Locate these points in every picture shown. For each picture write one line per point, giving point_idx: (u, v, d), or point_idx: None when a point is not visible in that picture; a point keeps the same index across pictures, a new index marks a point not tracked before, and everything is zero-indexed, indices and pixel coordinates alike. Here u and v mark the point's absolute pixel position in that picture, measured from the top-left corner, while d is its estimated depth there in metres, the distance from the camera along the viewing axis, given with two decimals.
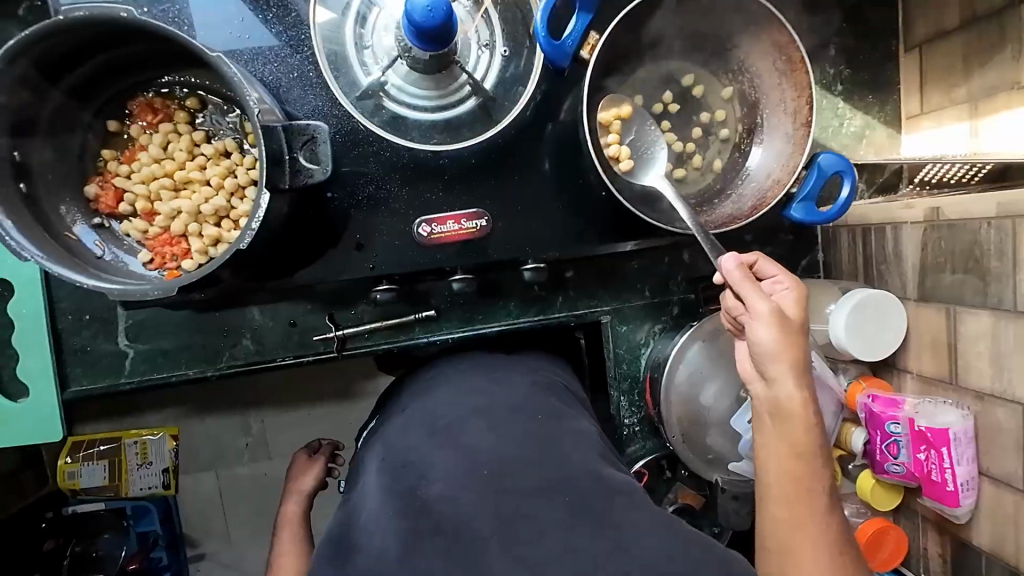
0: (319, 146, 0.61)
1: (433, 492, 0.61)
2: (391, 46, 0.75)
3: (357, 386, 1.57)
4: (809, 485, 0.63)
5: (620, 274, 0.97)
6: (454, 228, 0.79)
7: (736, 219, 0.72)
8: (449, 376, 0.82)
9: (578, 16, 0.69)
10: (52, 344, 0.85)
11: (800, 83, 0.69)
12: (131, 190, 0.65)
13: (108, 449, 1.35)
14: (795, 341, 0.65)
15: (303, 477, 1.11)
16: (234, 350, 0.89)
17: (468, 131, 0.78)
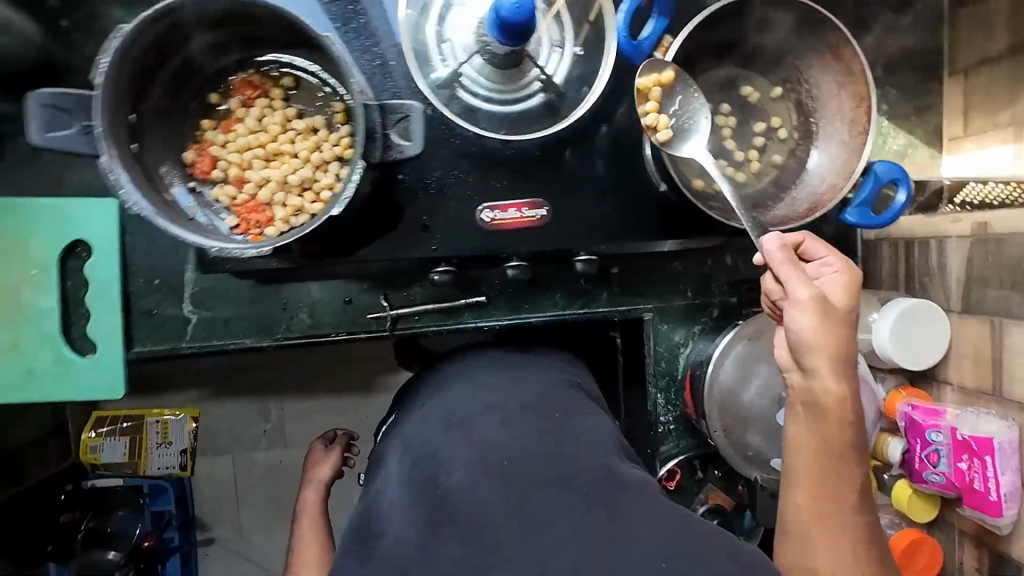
0: (411, 124, 0.64)
1: (452, 482, 0.67)
2: (468, 42, 0.79)
3: (377, 380, 1.62)
4: (836, 483, 0.65)
5: (663, 273, 0.99)
6: (515, 215, 0.83)
7: (791, 219, 0.75)
8: (464, 374, 0.87)
9: (654, 19, 0.77)
10: (123, 304, 0.89)
11: (858, 94, 0.73)
12: (226, 158, 0.69)
13: (130, 426, 1.50)
14: (836, 332, 0.65)
15: (320, 467, 1.16)
16: (291, 323, 0.93)
17: (536, 124, 0.82)
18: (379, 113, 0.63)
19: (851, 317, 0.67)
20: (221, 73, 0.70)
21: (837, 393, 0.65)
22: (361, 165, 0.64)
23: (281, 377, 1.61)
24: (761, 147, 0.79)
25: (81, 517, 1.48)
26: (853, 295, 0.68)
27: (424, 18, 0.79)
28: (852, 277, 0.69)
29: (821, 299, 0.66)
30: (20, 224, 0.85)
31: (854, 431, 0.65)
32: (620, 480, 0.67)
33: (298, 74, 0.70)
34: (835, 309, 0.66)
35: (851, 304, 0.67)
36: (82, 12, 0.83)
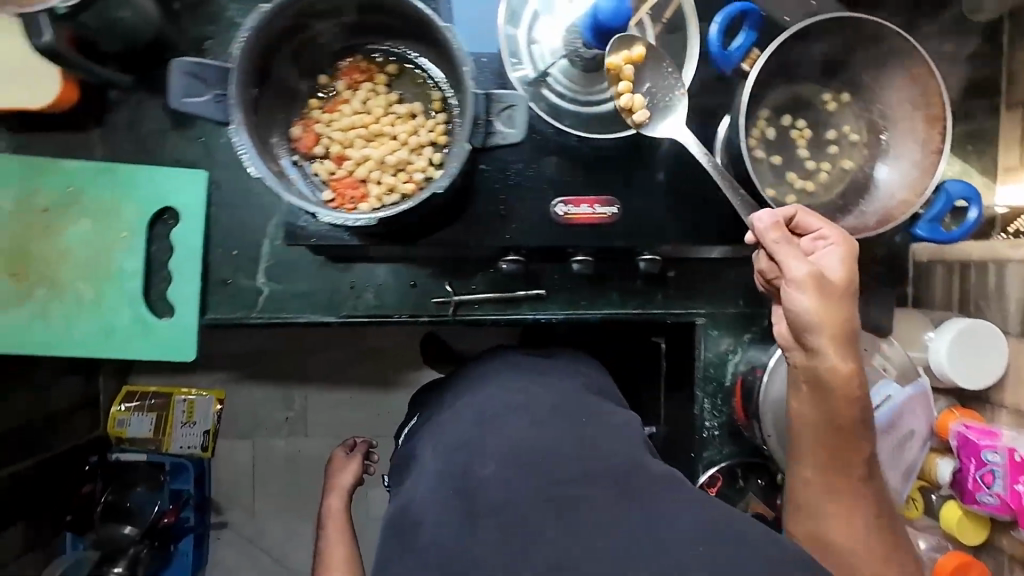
0: (515, 113, 0.68)
1: (486, 474, 0.70)
2: (556, 46, 0.84)
3: (401, 376, 1.67)
4: (843, 453, 0.71)
5: (718, 280, 1.01)
6: (587, 211, 0.86)
7: (860, 230, 0.77)
8: (493, 376, 0.89)
9: (743, 33, 0.80)
10: (202, 271, 0.93)
11: (935, 114, 0.76)
12: (330, 135, 0.73)
13: (156, 403, 1.60)
14: (837, 310, 0.69)
15: (343, 474, 1.20)
16: (356, 302, 0.96)
17: (615, 125, 0.86)
18: (486, 102, 0.67)
19: (849, 291, 0.70)
20: (331, 57, 0.74)
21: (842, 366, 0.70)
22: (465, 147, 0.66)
23: (308, 367, 1.66)
24: (831, 160, 0.82)
25: (100, 491, 1.48)
26: (851, 267, 0.71)
27: (518, 19, 0.84)
28: (848, 249, 0.71)
29: (821, 277, 0.69)
30: (121, 188, 0.90)
31: (861, 404, 0.70)
32: (652, 475, 0.69)
33: (402, 63, 0.75)
34: (834, 286, 0.69)
35: (850, 278, 0.70)
36: None
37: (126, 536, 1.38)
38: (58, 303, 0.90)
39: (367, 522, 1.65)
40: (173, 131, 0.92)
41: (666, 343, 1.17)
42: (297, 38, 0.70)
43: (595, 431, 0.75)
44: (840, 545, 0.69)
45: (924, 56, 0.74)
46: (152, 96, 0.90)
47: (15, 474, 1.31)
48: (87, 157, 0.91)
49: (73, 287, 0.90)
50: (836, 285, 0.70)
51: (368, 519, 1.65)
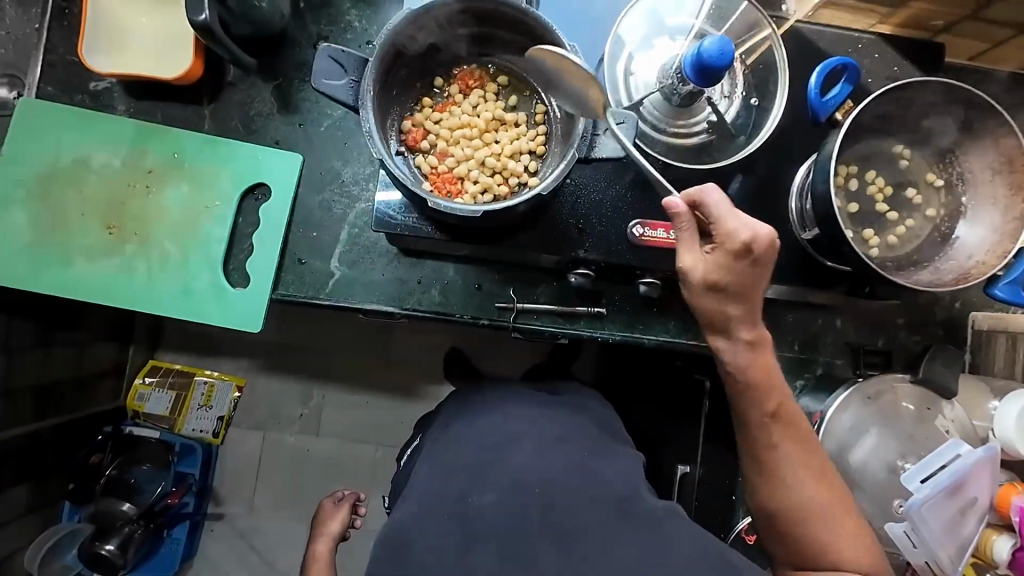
0: (622, 129, 0.72)
1: (485, 501, 0.74)
2: (650, 81, 0.90)
3: (420, 388, 1.67)
4: (753, 435, 0.77)
5: (774, 323, 1.02)
6: (663, 236, 0.88)
7: (936, 286, 0.79)
8: (491, 408, 0.90)
9: (840, 86, 0.86)
10: (281, 249, 0.97)
11: (1018, 183, 0.78)
12: (438, 132, 0.78)
13: (179, 382, 1.62)
14: (706, 299, 0.74)
15: (332, 522, 1.28)
16: (422, 297, 0.99)
17: (696, 157, 0.90)
18: (596, 118, 0.71)
19: (719, 286, 0.73)
20: (450, 61, 0.79)
21: (738, 356, 0.76)
22: (571, 156, 0.71)
23: (331, 366, 1.67)
24: (908, 216, 0.85)
25: (108, 462, 1.48)
26: (730, 264, 0.72)
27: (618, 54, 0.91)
28: (728, 246, 0.71)
29: (689, 273, 0.73)
30: (223, 161, 0.96)
31: (752, 389, 0.76)
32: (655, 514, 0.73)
33: (513, 75, 0.80)
34: (695, 280, 0.73)
35: (721, 274, 0.72)
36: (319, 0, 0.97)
37: (124, 514, 1.42)
38: (143, 259, 0.94)
39: (363, 534, 1.61)
40: (277, 115, 0.98)
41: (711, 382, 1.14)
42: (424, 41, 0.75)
43: (598, 466, 0.79)
44: (810, 541, 0.74)
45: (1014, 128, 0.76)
46: (266, 80, 0.97)
47: (36, 433, 1.32)
48: (192, 129, 0.97)
49: (158, 246, 0.94)
50: (705, 282, 0.73)
51: (364, 531, 1.61)
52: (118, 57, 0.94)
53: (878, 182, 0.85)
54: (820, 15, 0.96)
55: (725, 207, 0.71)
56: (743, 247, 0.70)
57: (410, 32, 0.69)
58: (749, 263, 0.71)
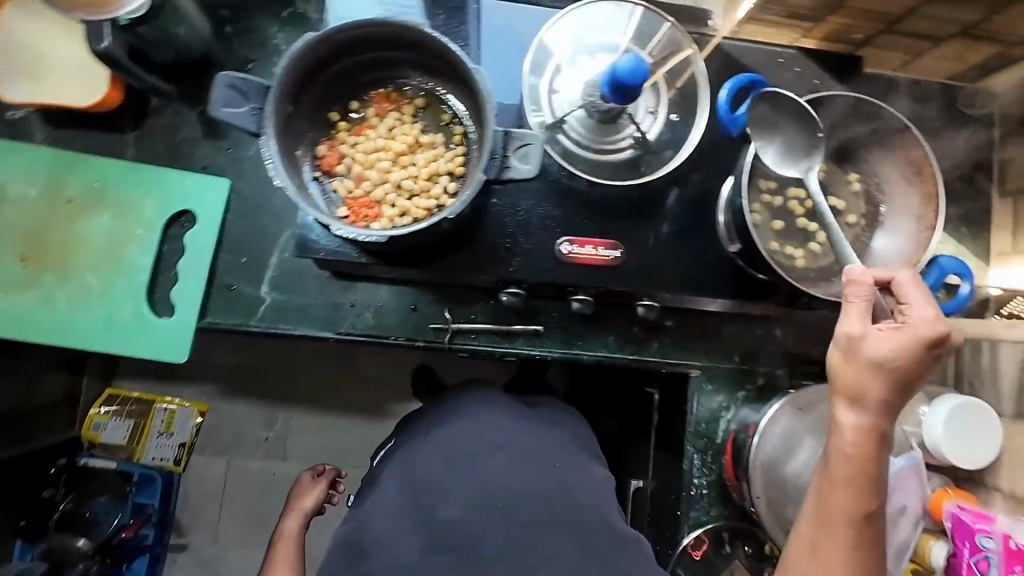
0: (531, 150, 0.70)
1: (449, 516, 0.77)
2: (574, 97, 0.90)
3: (388, 407, 1.64)
4: (838, 527, 0.70)
5: (714, 335, 1.03)
6: (591, 252, 0.88)
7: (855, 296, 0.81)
8: (462, 411, 0.90)
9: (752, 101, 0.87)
10: (208, 275, 0.95)
11: (928, 193, 0.81)
12: (354, 157, 0.77)
13: (138, 410, 1.56)
14: (862, 373, 0.70)
15: (306, 498, 1.24)
16: (356, 320, 0.97)
17: (623, 173, 0.90)
18: (504, 138, 0.70)
19: (886, 366, 0.69)
20: (362, 85, 0.78)
21: (855, 435, 0.70)
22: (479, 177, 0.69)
23: (295, 388, 1.63)
24: (828, 226, 0.86)
25: (62, 496, 1.41)
26: (909, 352, 0.69)
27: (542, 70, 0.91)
28: (915, 335, 0.69)
29: (856, 339, 0.70)
30: (147, 187, 0.94)
31: (864, 475, 0.70)
32: (611, 533, 0.80)
33: (428, 97, 0.79)
34: (863, 350, 0.70)
35: (896, 353, 0.69)
36: (246, 24, 0.97)
37: (78, 550, 1.34)
38: (64, 291, 0.91)
39: None
40: (204, 140, 0.97)
41: (660, 394, 1.13)
42: (331, 68, 0.75)
43: (566, 478, 0.83)
44: None
45: (918, 140, 0.79)
46: (189, 105, 0.96)
47: None
48: (116, 157, 0.95)
49: (79, 277, 0.92)
50: (875, 358, 0.69)
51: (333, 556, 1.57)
52: (33, 83, 0.92)
53: (797, 195, 0.87)
54: (743, 31, 0.99)
55: (922, 297, 0.70)
56: (932, 339, 0.68)
57: (309, 61, 0.69)
58: (925, 354, 0.69)
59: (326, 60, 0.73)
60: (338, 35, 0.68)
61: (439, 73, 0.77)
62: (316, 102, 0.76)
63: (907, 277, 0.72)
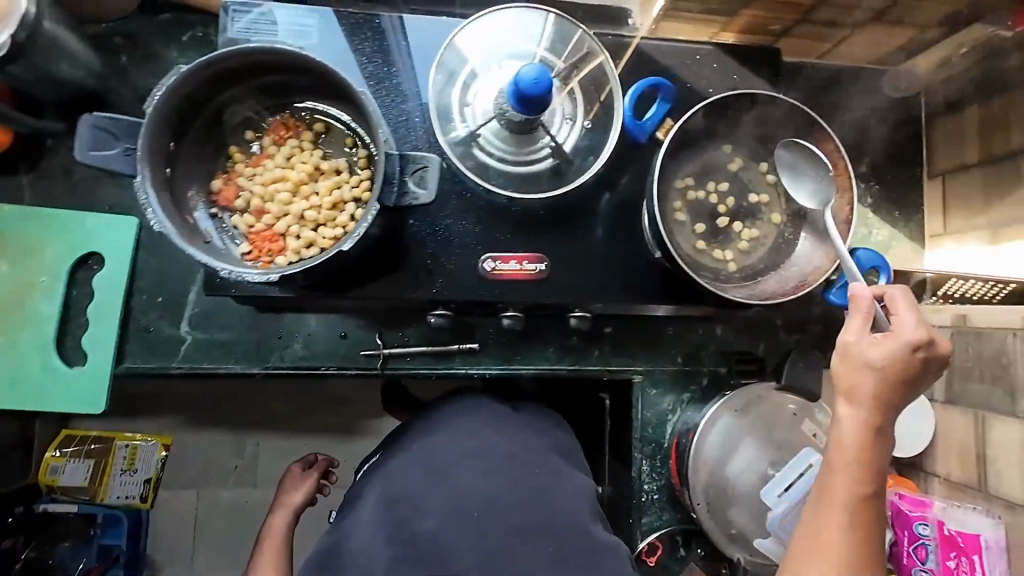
0: (427, 175, 0.68)
1: (425, 528, 0.72)
2: (488, 109, 0.88)
3: (362, 423, 1.56)
4: (840, 513, 0.66)
5: (656, 338, 1.01)
6: (516, 267, 0.86)
7: (779, 295, 0.81)
8: (445, 423, 0.88)
9: (657, 104, 0.89)
10: (122, 319, 0.90)
11: (842, 185, 0.82)
12: (251, 189, 0.73)
13: (99, 448, 1.43)
14: (857, 373, 0.69)
15: (294, 493, 1.20)
16: (284, 352, 0.94)
17: (543, 184, 0.88)
18: (400, 161, 0.68)
19: (880, 369, 0.68)
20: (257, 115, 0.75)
21: (854, 426, 0.68)
22: (375, 207, 0.67)
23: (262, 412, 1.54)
24: (750, 225, 0.86)
25: (22, 545, 1.35)
26: (901, 358, 0.68)
27: (451, 86, 0.89)
28: (907, 341, 0.68)
29: (851, 346, 0.70)
30: (49, 229, 0.89)
31: (861, 465, 0.67)
32: (591, 538, 0.76)
33: (329, 122, 0.76)
34: (856, 354, 0.69)
35: (887, 358, 0.68)
36: (144, 52, 0.92)
37: None
38: None
39: None
40: (109, 177, 0.92)
41: (610, 400, 1.11)
42: (219, 97, 0.72)
43: (548, 487, 0.79)
44: None
45: (828, 133, 0.81)
46: None
47: None
48: (16, 201, 0.91)
49: None
50: (869, 360, 0.68)
51: None
52: None
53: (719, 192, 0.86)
54: (662, 29, 0.96)
55: (909, 307, 0.70)
56: (918, 344, 0.68)
57: (188, 91, 0.66)
58: (915, 358, 0.68)
59: (211, 90, 0.70)
60: (217, 61, 0.66)
61: (333, 96, 0.74)
62: (209, 135, 0.73)
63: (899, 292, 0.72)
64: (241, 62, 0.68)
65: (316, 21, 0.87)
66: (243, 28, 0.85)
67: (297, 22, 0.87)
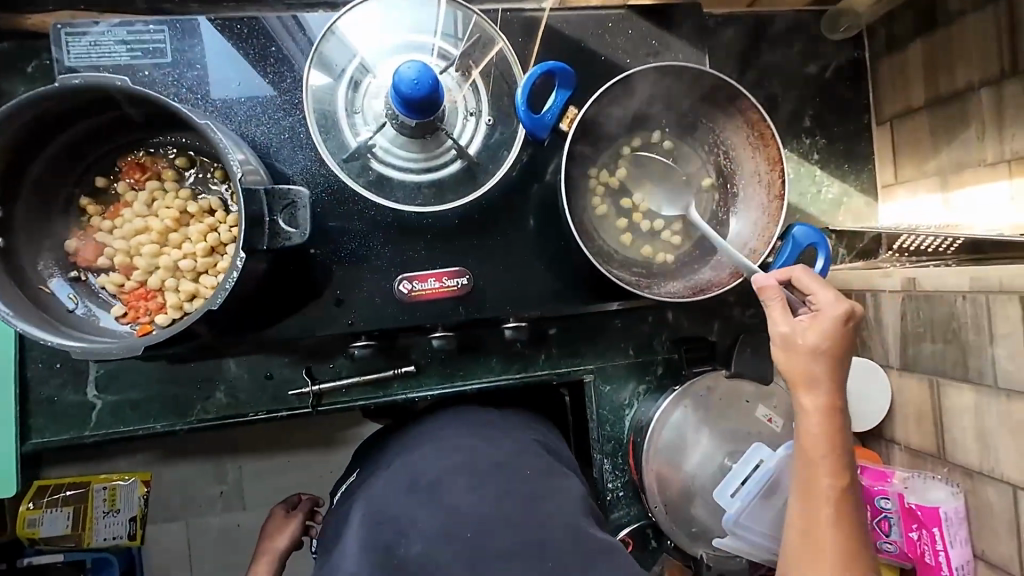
0: (298, 210, 0.67)
1: (413, 554, 0.58)
2: (380, 111, 0.80)
3: (343, 434, 1.20)
4: (824, 504, 0.61)
5: (606, 331, 0.92)
6: (435, 286, 0.82)
7: (717, 283, 0.81)
8: (433, 433, 0.72)
9: (556, 94, 0.79)
10: (19, 394, 0.83)
11: (772, 157, 0.81)
12: (112, 245, 0.71)
13: (76, 493, 1.07)
14: (807, 361, 0.63)
15: (279, 536, 0.95)
16: (206, 404, 0.85)
17: (453, 192, 0.82)
18: (266, 198, 0.66)
19: (823, 351, 0.63)
20: (105, 159, 0.75)
21: (817, 411, 0.63)
22: (245, 253, 0.64)
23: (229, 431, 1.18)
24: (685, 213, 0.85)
25: None
26: (837, 333, 0.63)
27: (335, 89, 0.79)
28: (840, 315, 0.63)
29: (791, 337, 0.64)
30: None
31: (835, 453, 0.62)
32: (591, 546, 0.59)
33: (192, 156, 0.75)
34: (798, 343, 0.63)
35: (826, 339, 0.62)
36: None
37: None
38: None
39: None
40: None
41: (571, 396, 0.99)
42: (48, 149, 0.71)
43: (546, 494, 0.63)
44: None
45: (754, 103, 0.79)
46: None
47: None
48: None
49: None
50: (813, 347, 0.63)
51: None
52: None
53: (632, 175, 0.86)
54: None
55: (821, 283, 0.65)
56: (848, 316, 0.63)
57: None
58: (849, 330, 0.64)
59: (29, 147, 0.68)
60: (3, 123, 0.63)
61: (185, 128, 0.73)
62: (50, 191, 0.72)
63: (800, 270, 0.67)
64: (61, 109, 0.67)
65: (165, 36, 0.78)
66: (81, 54, 0.76)
67: (142, 39, 0.78)
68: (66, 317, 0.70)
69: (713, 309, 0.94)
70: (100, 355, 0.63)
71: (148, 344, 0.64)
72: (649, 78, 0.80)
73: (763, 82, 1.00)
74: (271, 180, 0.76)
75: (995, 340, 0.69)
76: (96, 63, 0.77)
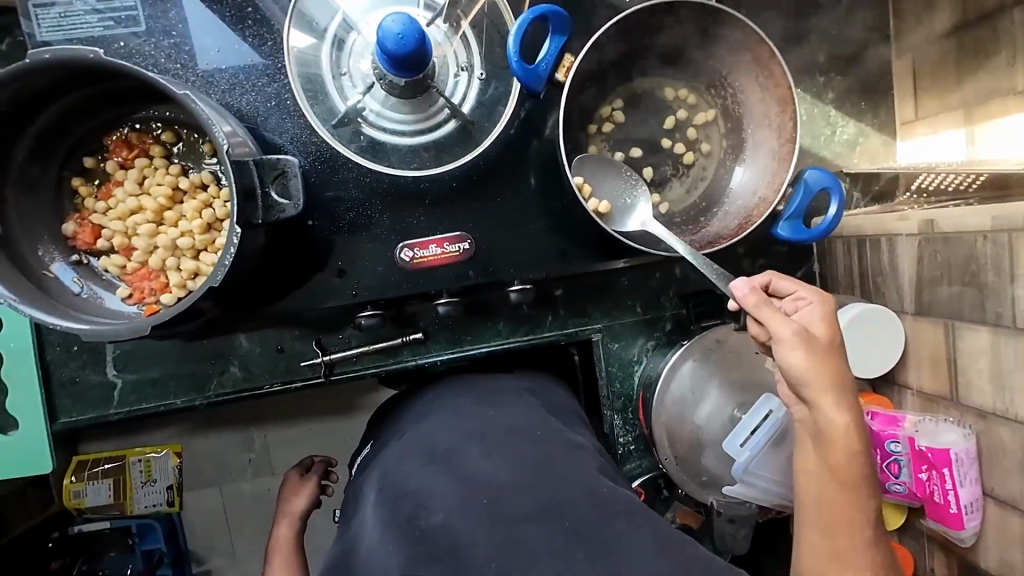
0: (290, 180, 0.66)
1: (432, 525, 0.55)
2: (367, 71, 0.76)
3: (362, 399, 1.23)
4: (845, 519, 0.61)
5: (611, 289, 0.90)
6: (437, 252, 0.81)
7: (723, 236, 0.79)
8: (445, 404, 0.73)
9: (549, 40, 0.74)
10: (41, 376, 0.85)
11: (783, 98, 0.76)
12: (108, 227, 0.72)
13: (113, 466, 1.10)
14: (829, 364, 0.61)
15: (296, 499, 0.97)
16: (222, 378, 0.86)
17: (449, 154, 0.79)
18: (257, 170, 0.65)
19: (837, 350, 0.62)
20: (91, 139, 0.74)
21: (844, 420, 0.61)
22: (240, 228, 0.64)
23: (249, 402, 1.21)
24: (693, 161, 0.83)
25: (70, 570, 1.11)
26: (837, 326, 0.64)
27: (319, 49, 0.75)
28: (832, 308, 0.65)
29: (806, 336, 0.61)
30: None
31: (864, 468, 0.61)
32: (607, 506, 0.57)
33: (178, 130, 0.74)
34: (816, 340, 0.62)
35: (836, 336, 0.63)
36: None
37: None
38: None
39: None
40: None
41: (580, 355, 0.99)
42: (27, 133, 0.69)
43: (557, 456, 0.62)
44: None
45: (762, 39, 0.73)
46: None
47: None
48: None
49: None
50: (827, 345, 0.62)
51: None
52: None
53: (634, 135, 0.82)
54: None
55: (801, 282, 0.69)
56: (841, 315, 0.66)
57: None
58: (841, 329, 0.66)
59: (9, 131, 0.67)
60: None
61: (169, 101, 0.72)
62: (38, 175, 0.72)
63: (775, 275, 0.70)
64: (37, 88, 0.65)
65: (136, 2, 0.75)
66: (53, 27, 0.74)
67: (113, 7, 0.74)
68: (73, 300, 0.71)
69: (723, 261, 0.92)
70: (110, 336, 0.64)
71: (157, 323, 0.64)
72: (648, 18, 0.75)
73: (771, 18, 0.94)
74: (259, 150, 0.74)
75: (1016, 280, 0.66)
76: (69, 36, 0.74)
